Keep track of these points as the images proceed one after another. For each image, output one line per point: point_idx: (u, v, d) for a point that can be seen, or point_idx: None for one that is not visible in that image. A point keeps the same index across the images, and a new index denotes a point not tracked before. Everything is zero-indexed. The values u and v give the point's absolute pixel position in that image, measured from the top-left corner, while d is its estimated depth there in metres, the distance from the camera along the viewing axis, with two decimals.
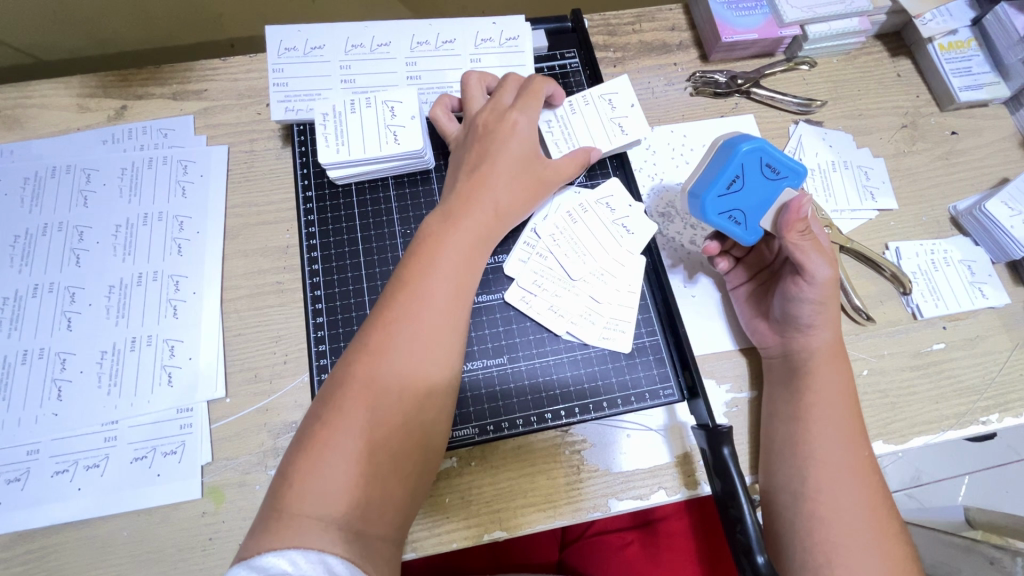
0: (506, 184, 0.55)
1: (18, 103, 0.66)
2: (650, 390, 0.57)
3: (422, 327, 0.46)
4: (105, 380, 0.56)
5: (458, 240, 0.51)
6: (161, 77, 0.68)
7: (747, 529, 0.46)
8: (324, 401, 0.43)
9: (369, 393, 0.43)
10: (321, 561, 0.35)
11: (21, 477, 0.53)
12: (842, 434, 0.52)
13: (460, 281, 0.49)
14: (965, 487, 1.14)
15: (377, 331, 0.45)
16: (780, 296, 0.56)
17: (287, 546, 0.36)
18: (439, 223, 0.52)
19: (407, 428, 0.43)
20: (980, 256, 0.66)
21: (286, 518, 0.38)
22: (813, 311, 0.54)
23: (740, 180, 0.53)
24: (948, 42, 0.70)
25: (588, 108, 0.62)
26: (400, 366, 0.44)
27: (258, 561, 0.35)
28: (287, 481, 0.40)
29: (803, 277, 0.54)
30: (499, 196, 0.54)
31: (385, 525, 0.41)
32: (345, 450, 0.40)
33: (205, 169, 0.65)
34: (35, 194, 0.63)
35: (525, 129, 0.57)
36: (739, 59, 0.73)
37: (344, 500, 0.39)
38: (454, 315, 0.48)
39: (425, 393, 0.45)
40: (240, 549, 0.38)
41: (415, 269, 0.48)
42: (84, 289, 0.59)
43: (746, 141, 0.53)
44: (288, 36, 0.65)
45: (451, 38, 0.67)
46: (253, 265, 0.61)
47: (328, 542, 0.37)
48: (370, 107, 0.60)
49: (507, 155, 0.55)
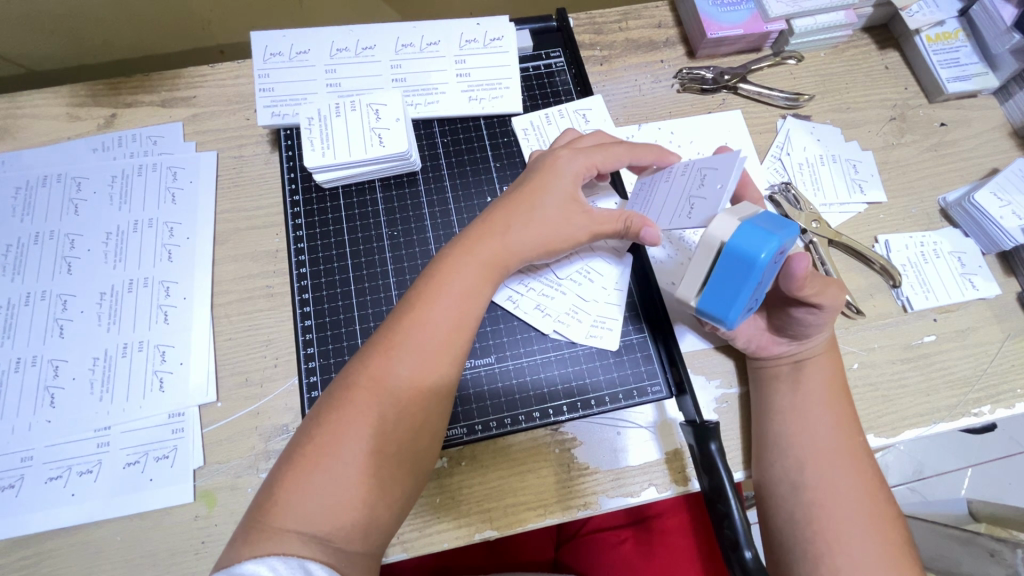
0: (536, 216, 0.53)
1: (8, 114, 0.67)
2: (638, 387, 0.58)
3: (424, 360, 0.45)
4: (97, 386, 0.57)
5: (471, 276, 0.49)
6: (149, 85, 0.68)
7: (735, 525, 0.46)
8: (318, 417, 0.43)
9: (367, 416, 0.42)
10: (301, 567, 0.37)
11: (15, 484, 0.54)
12: (834, 423, 0.52)
13: (464, 316, 0.48)
14: (968, 479, 1.13)
15: (378, 357, 0.45)
16: (781, 311, 0.54)
17: (266, 554, 0.37)
18: (451, 249, 0.51)
19: (399, 458, 0.43)
20: (969, 247, 0.65)
21: (270, 531, 0.38)
22: (819, 328, 0.53)
23: (763, 281, 0.42)
24: (935, 34, 0.70)
25: (564, 120, 0.66)
26: (397, 396, 0.44)
27: (239, 570, 0.36)
28: (273, 496, 0.40)
29: (813, 308, 0.51)
30: (519, 232, 0.52)
31: (371, 541, 0.41)
32: (336, 475, 0.40)
33: (194, 175, 0.65)
34: (27, 203, 0.63)
35: (568, 168, 0.55)
36: (725, 55, 0.73)
37: (331, 519, 0.39)
38: (452, 351, 0.47)
39: (420, 424, 0.45)
40: (223, 557, 0.39)
41: (419, 297, 0.48)
42: (76, 297, 0.60)
43: (766, 248, 0.40)
44: (274, 41, 0.65)
45: (435, 40, 0.67)
46: (244, 270, 0.62)
47: (308, 551, 0.38)
48: (355, 109, 0.60)
49: (553, 192, 0.54)
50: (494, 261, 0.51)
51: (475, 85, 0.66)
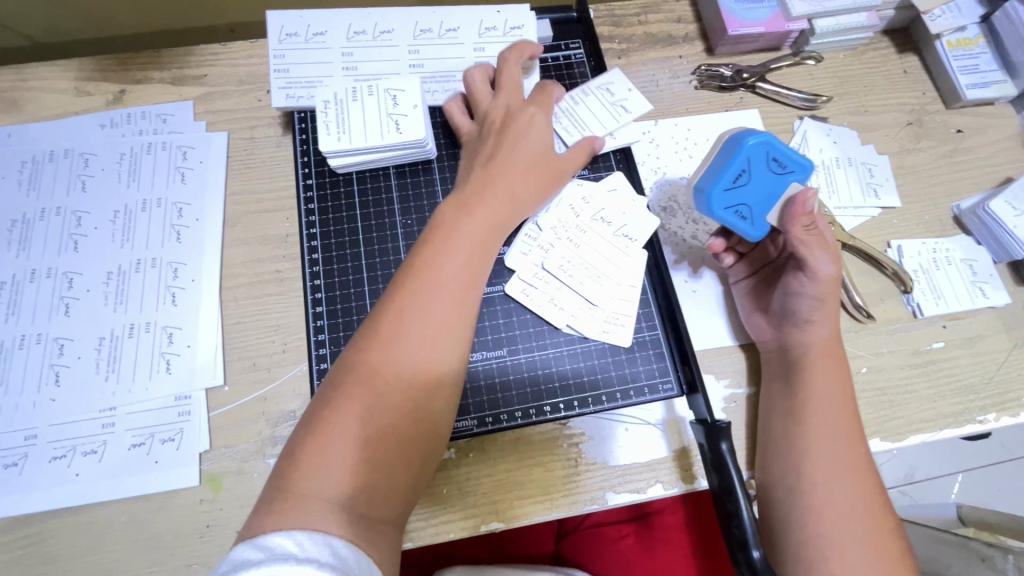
0: (519, 176, 0.54)
1: (15, 86, 0.65)
2: (650, 384, 0.58)
3: (435, 317, 0.45)
4: (103, 366, 0.56)
5: (471, 226, 0.50)
6: (160, 61, 0.67)
7: (742, 523, 0.47)
8: (331, 383, 0.43)
9: (376, 378, 0.42)
10: (327, 544, 0.35)
11: (19, 462, 0.53)
12: (839, 431, 0.52)
13: (471, 267, 0.48)
14: (958, 484, 1.14)
15: (389, 316, 0.45)
16: (780, 291, 0.56)
17: (293, 527, 0.35)
18: (450, 212, 0.51)
19: (416, 417, 0.43)
20: (982, 255, 0.65)
21: (293, 498, 0.37)
22: (812, 306, 0.54)
23: (774, 194, 0.53)
24: (956, 39, 0.70)
25: (590, 98, 0.65)
26: (411, 357, 0.43)
27: (263, 540, 0.34)
28: (291, 463, 0.39)
29: (805, 273, 0.53)
30: (513, 189, 0.53)
31: (390, 510, 0.41)
32: (354, 434, 0.40)
33: (205, 155, 0.64)
34: (33, 178, 0.62)
35: (537, 124, 0.57)
36: (745, 53, 0.72)
37: (353, 479, 0.39)
38: (462, 300, 0.47)
39: (434, 386, 0.44)
40: (242, 531, 0.37)
41: (427, 252, 0.48)
42: (82, 275, 0.59)
43: (752, 135, 0.52)
44: (290, 21, 0.64)
45: (454, 27, 0.66)
46: (253, 254, 0.61)
47: (332, 525, 0.36)
48: (372, 95, 0.59)
49: (524, 147, 0.55)
50: (496, 218, 0.51)
51: None
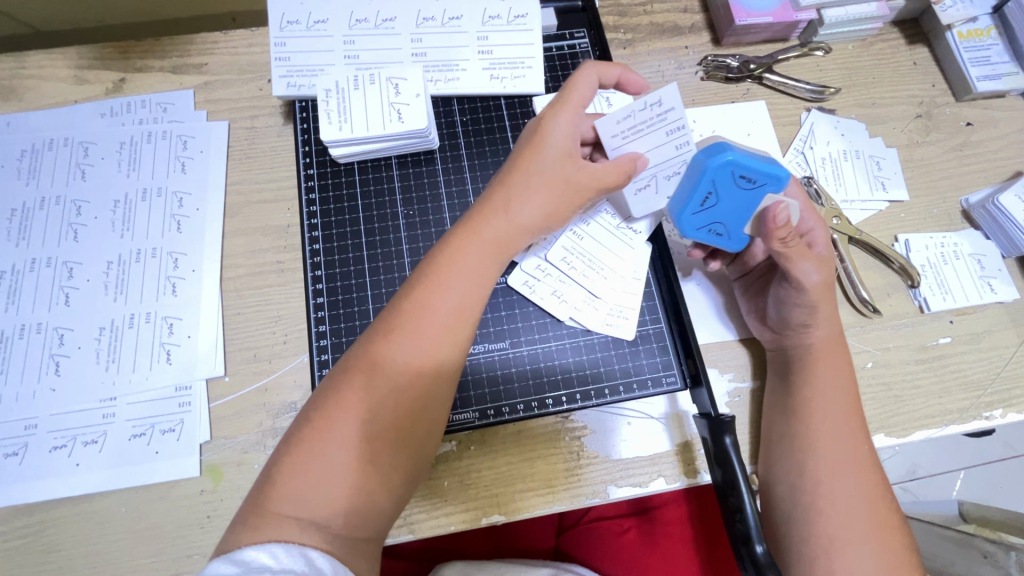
0: (531, 196, 0.49)
1: (15, 74, 0.65)
2: (653, 378, 0.57)
3: (427, 346, 0.43)
4: (104, 356, 0.56)
5: (472, 251, 0.47)
6: (160, 50, 0.66)
7: (746, 518, 0.46)
8: (317, 402, 0.42)
9: (360, 404, 0.41)
10: (303, 555, 0.36)
11: (19, 451, 0.53)
12: (844, 429, 0.51)
13: (468, 295, 0.46)
14: (960, 481, 1.14)
15: (378, 341, 0.43)
16: (773, 297, 0.55)
17: (267, 541, 0.36)
18: (452, 234, 0.48)
19: (399, 446, 0.42)
20: (990, 250, 0.65)
21: (266, 517, 0.38)
22: (805, 313, 0.52)
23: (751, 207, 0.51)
24: (966, 30, 0.69)
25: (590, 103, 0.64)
26: (398, 383, 0.42)
27: (239, 556, 0.35)
28: (272, 482, 0.39)
29: (790, 284, 0.51)
30: (519, 209, 0.49)
31: (372, 528, 0.41)
32: (334, 460, 0.39)
33: (205, 144, 0.63)
34: (33, 167, 0.62)
35: (560, 134, 0.50)
36: (752, 43, 0.71)
37: (332, 506, 0.39)
38: (457, 329, 0.45)
39: (419, 415, 0.43)
40: (221, 542, 0.38)
41: (425, 278, 0.46)
42: (82, 265, 0.59)
43: (711, 155, 0.49)
44: (292, 9, 0.63)
45: (457, 15, 0.65)
46: (254, 244, 0.60)
47: (308, 539, 0.37)
48: (374, 83, 0.59)
49: (546, 162, 0.50)
50: (496, 240, 0.48)
51: (497, 63, 0.65)
